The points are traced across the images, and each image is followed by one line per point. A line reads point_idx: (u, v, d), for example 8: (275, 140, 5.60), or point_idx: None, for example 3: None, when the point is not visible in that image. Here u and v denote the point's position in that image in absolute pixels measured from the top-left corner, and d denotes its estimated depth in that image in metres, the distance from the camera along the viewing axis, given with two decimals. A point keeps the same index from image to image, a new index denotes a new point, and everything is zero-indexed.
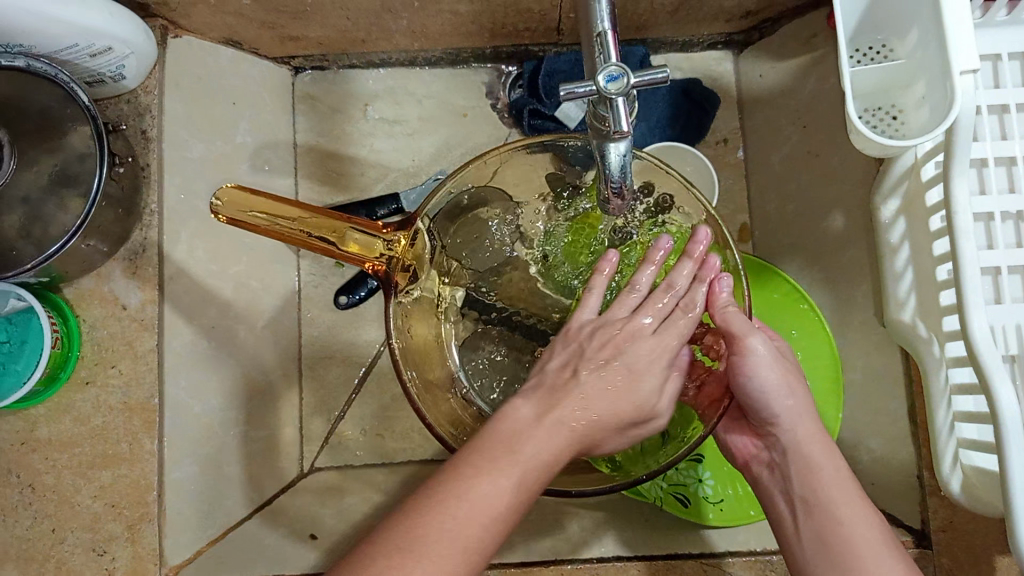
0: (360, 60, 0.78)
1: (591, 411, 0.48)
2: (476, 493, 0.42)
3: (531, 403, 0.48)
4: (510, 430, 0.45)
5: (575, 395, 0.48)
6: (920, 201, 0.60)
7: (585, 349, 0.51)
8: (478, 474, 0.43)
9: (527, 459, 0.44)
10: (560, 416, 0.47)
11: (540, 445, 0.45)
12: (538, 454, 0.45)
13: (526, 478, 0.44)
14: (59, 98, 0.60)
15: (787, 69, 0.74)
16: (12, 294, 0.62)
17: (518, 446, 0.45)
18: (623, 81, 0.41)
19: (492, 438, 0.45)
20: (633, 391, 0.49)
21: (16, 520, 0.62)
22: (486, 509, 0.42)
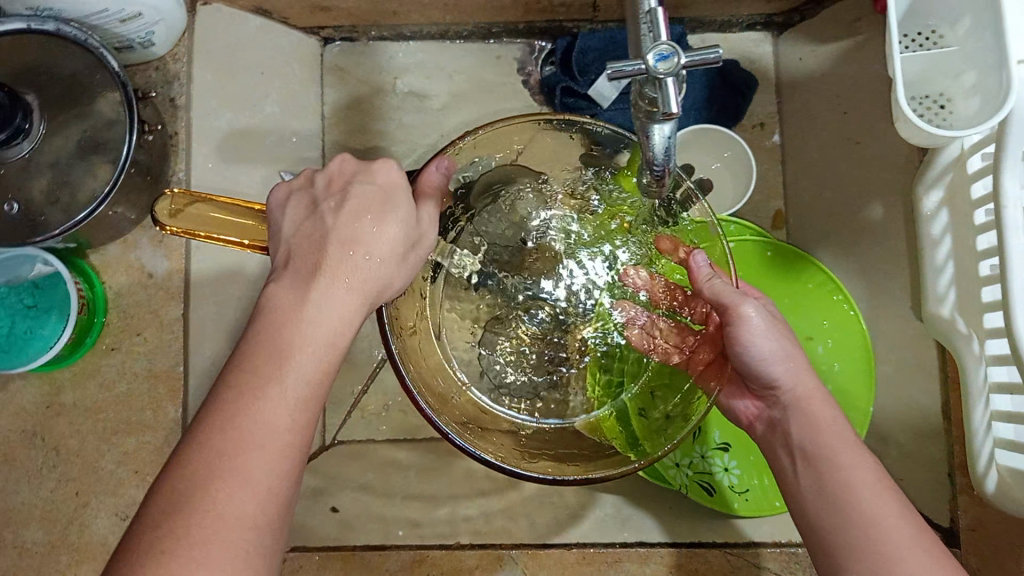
0: (390, 32, 0.76)
1: (352, 286, 0.43)
2: (250, 422, 0.38)
3: (286, 281, 0.42)
4: (279, 318, 0.41)
5: (332, 261, 0.43)
6: (964, 193, 0.58)
7: (321, 198, 0.45)
8: (244, 400, 0.39)
9: (314, 347, 0.41)
10: (324, 290, 0.42)
11: (315, 323, 0.41)
12: (321, 337, 0.41)
13: (306, 365, 0.40)
14: (88, 62, 0.59)
15: (827, 53, 0.71)
16: (38, 257, 0.61)
17: (303, 318, 0.41)
18: (674, 61, 0.40)
19: (264, 338, 0.40)
20: (368, 238, 0.43)
21: (40, 483, 0.62)
22: (278, 408, 0.39)
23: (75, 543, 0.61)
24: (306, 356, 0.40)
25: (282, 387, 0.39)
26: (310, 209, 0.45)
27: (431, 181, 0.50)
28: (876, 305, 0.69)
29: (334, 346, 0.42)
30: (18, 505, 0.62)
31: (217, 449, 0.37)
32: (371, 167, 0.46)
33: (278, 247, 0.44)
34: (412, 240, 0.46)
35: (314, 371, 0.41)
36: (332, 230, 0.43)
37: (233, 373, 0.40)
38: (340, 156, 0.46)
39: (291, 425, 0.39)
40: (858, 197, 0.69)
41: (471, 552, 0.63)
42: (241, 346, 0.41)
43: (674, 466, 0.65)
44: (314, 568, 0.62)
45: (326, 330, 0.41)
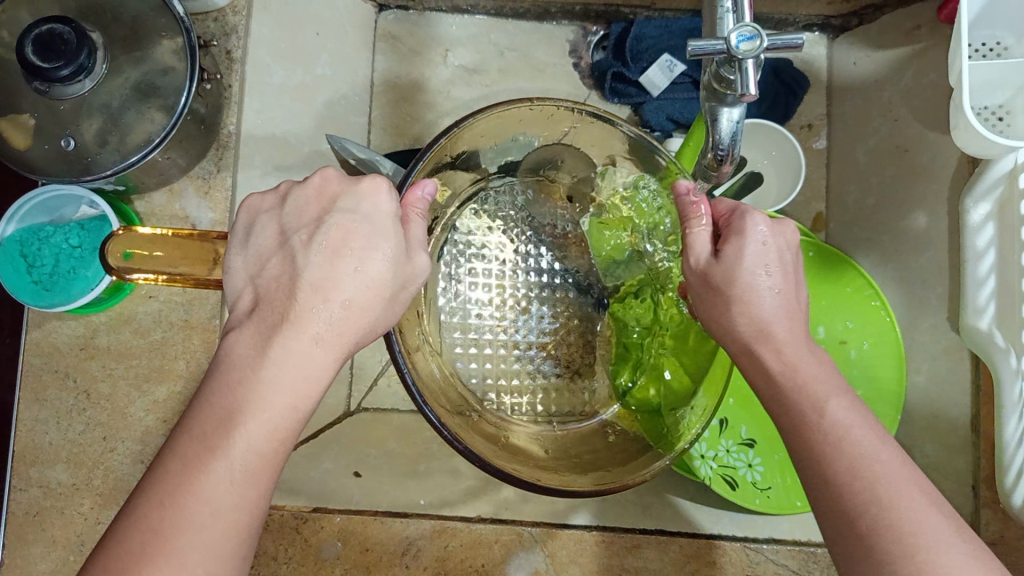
0: (446, 4, 0.76)
1: (322, 329, 0.40)
2: (191, 495, 0.36)
3: (249, 330, 0.40)
4: (229, 378, 0.39)
5: (300, 308, 0.40)
6: (1014, 207, 0.58)
7: (287, 217, 0.43)
8: (184, 475, 0.37)
9: (272, 409, 0.39)
10: (287, 341, 0.40)
11: (274, 382, 0.39)
12: (280, 398, 0.39)
13: (257, 432, 0.38)
14: (153, 7, 0.59)
15: (883, 59, 0.71)
16: (84, 199, 0.62)
17: (280, 342, 0.40)
18: (757, 43, 0.39)
19: (217, 394, 0.39)
20: (347, 279, 0.41)
21: (68, 425, 0.62)
22: (231, 478, 0.37)
23: (98, 488, 0.61)
24: (261, 424, 0.39)
25: (231, 460, 0.38)
26: (281, 241, 0.42)
27: (416, 198, 0.45)
28: (915, 314, 0.69)
29: (294, 408, 0.40)
30: (44, 444, 0.61)
31: (151, 526, 0.36)
32: (357, 192, 0.42)
33: (241, 291, 0.42)
34: (400, 278, 0.43)
35: (269, 437, 0.39)
36: (305, 270, 0.41)
37: (184, 441, 0.38)
38: (320, 172, 0.43)
39: (239, 496, 0.38)
40: (903, 205, 0.69)
41: (489, 527, 0.62)
42: (192, 410, 0.39)
43: (699, 458, 0.64)
44: (333, 530, 0.62)
45: (286, 389, 0.39)
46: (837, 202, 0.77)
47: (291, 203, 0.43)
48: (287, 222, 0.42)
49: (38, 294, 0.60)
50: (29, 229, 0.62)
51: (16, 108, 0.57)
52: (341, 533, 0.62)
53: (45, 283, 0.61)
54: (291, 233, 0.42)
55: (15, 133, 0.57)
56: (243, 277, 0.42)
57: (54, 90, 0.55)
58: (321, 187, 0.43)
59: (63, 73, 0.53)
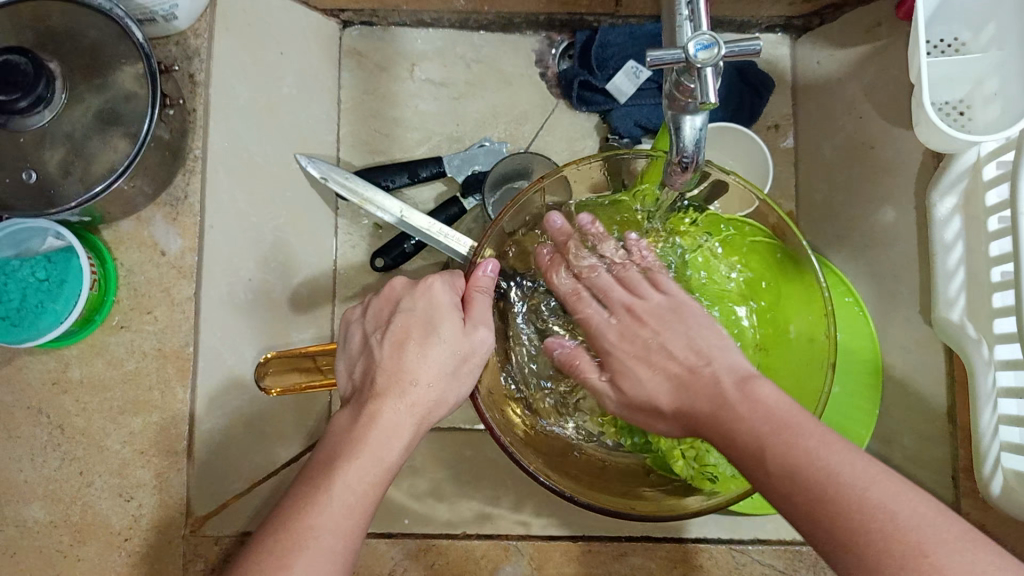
0: (410, 19, 0.76)
1: (401, 401, 0.49)
2: (301, 529, 0.42)
3: (351, 406, 0.49)
4: (337, 434, 0.47)
5: (389, 379, 0.49)
6: (980, 198, 0.59)
7: (368, 323, 0.53)
8: (297, 511, 0.43)
9: (362, 459, 0.46)
10: (388, 405, 0.48)
11: (377, 433, 0.47)
12: (376, 447, 0.46)
13: (352, 479, 0.45)
14: (112, 34, 0.58)
15: (846, 57, 0.72)
16: (50, 231, 0.60)
17: (371, 414, 0.48)
18: (715, 50, 0.40)
19: (322, 454, 0.46)
20: (426, 354, 0.50)
21: (43, 461, 0.61)
22: (333, 521, 0.43)
23: (77, 523, 0.60)
24: (356, 472, 0.45)
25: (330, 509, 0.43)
26: (362, 346, 0.52)
27: (482, 276, 0.53)
28: (888, 309, 0.69)
29: (380, 458, 0.46)
30: (20, 482, 0.60)
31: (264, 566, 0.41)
32: (415, 293, 0.53)
33: (343, 385, 0.52)
34: (464, 350, 0.51)
35: (370, 478, 0.46)
36: (385, 357, 0.50)
37: (295, 488, 0.45)
38: (389, 284, 0.54)
39: (343, 533, 0.43)
40: (871, 200, 0.69)
41: (477, 542, 0.62)
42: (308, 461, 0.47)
43: None
44: None
45: (372, 441, 0.46)
46: (806, 200, 0.78)
47: (373, 307, 0.54)
48: (369, 324, 0.53)
49: (5, 329, 0.59)
50: None
51: None
52: None
53: (13, 318, 0.59)
54: (373, 331, 0.52)
55: None
56: (343, 377, 0.52)
57: (13, 121, 0.54)
58: (396, 293, 0.54)
59: (21, 104, 0.52)
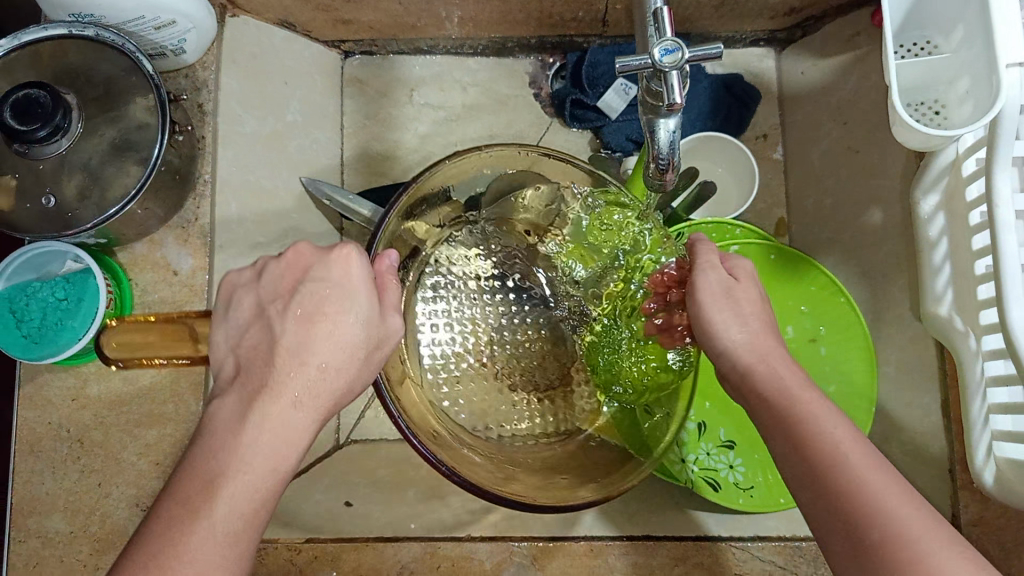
0: (407, 47, 0.80)
1: (297, 390, 0.44)
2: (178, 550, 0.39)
3: (230, 399, 0.44)
4: (213, 433, 0.42)
5: (284, 371, 0.44)
6: (961, 195, 0.60)
7: (264, 287, 0.47)
8: (172, 531, 0.39)
9: (249, 468, 0.41)
10: (275, 400, 0.43)
11: (261, 438, 0.42)
12: (261, 456, 0.42)
13: (235, 492, 0.41)
14: (124, 66, 0.62)
15: (828, 67, 0.75)
16: (68, 254, 0.63)
17: (259, 407, 0.43)
18: (678, 55, 0.42)
19: (200, 455, 0.42)
20: (328, 332, 0.45)
21: (64, 473, 0.63)
22: (215, 527, 0.40)
23: (96, 534, 0.62)
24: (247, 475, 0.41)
25: (214, 516, 0.40)
26: (258, 314, 0.47)
27: (386, 265, 0.49)
28: (879, 308, 0.71)
29: (275, 453, 0.42)
30: (42, 494, 0.63)
31: None
32: (329, 261, 0.46)
33: (223, 360, 0.46)
34: (374, 338, 0.46)
35: (253, 494, 0.41)
36: (281, 337, 0.45)
37: (172, 497, 0.40)
38: (293, 249, 0.47)
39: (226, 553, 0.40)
40: (860, 203, 0.71)
41: (481, 544, 0.61)
42: (179, 468, 0.42)
43: (680, 462, 0.66)
44: (326, 559, 0.60)
45: (262, 437, 0.42)
46: (797, 207, 0.80)
47: (269, 267, 0.48)
48: (265, 292, 0.47)
49: (27, 347, 0.61)
50: (17, 287, 0.63)
51: None
52: None
53: (34, 336, 0.62)
54: (272, 303, 0.46)
55: None
56: (226, 349, 0.46)
57: (33, 150, 0.57)
58: (295, 257, 0.47)
59: (40, 134, 0.55)
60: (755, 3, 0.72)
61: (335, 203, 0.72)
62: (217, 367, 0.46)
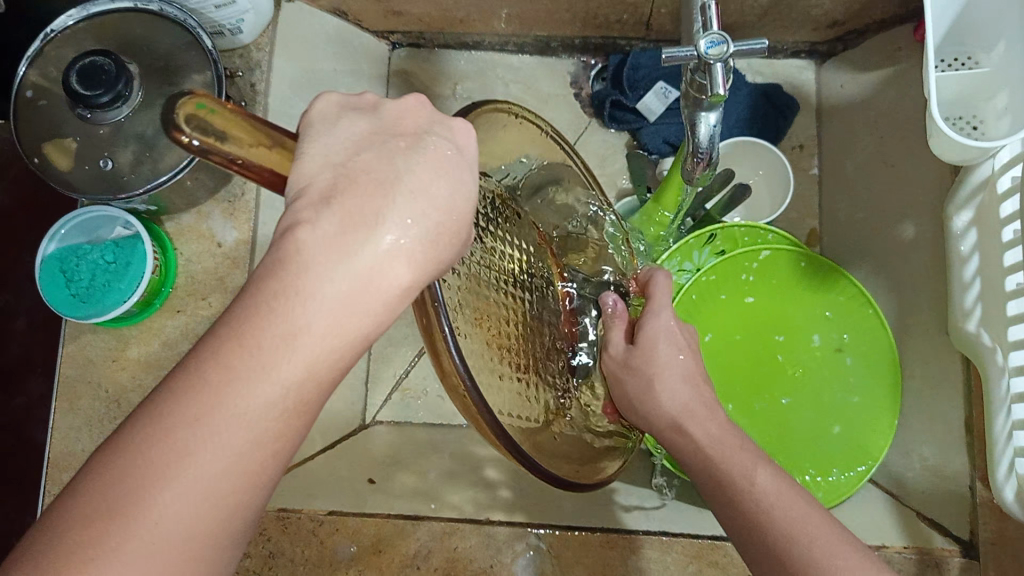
0: (454, 41, 0.82)
1: (399, 257, 0.30)
2: (230, 416, 0.29)
3: (321, 223, 0.29)
4: (294, 265, 0.29)
5: (381, 228, 0.29)
6: (994, 212, 0.60)
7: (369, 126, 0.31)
8: (226, 390, 0.29)
9: (327, 332, 0.30)
10: (370, 263, 0.30)
11: (345, 305, 0.30)
12: (348, 324, 0.30)
13: (309, 361, 0.30)
14: (183, 41, 0.64)
15: (868, 80, 0.75)
16: (119, 220, 0.66)
17: (351, 253, 0.29)
18: (724, 48, 0.43)
19: (281, 290, 0.30)
20: (445, 203, 0.30)
21: (99, 430, 0.65)
22: (264, 404, 0.29)
23: None
24: (314, 346, 0.30)
25: (283, 380, 0.29)
26: (370, 142, 0.31)
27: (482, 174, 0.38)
28: (906, 320, 0.71)
29: (357, 315, 0.30)
30: (77, 450, 0.65)
31: (164, 449, 0.28)
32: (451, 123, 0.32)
33: (308, 178, 0.29)
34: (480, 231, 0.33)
35: (327, 373, 0.31)
36: (390, 184, 0.30)
37: (214, 354, 0.29)
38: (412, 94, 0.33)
39: (272, 441, 0.30)
40: (893, 216, 0.72)
41: (499, 527, 0.61)
42: (256, 287, 0.30)
43: None
44: (349, 531, 0.60)
45: (344, 297, 0.30)
46: (829, 218, 0.81)
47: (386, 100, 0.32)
48: (355, 135, 0.31)
49: (75, 305, 0.64)
50: (67, 248, 0.65)
51: (60, 132, 0.62)
52: None
53: (81, 295, 0.64)
54: (376, 143, 0.31)
55: (59, 157, 0.61)
56: (316, 164, 0.29)
57: (95, 115, 0.60)
58: (394, 105, 0.32)
59: (102, 100, 0.58)
60: (799, 14, 0.73)
61: None
62: (300, 181, 0.29)
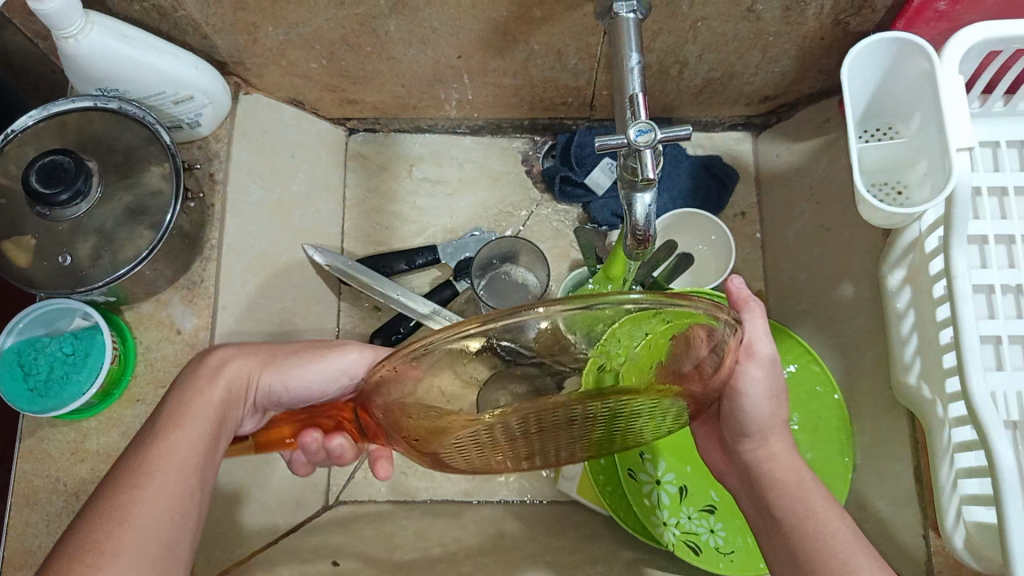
0: (408, 126, 0.85)
1: (310, 395, 0.59)
2: (137, 494, 0.47)
3: (223, 358, 0.56)
4: (179, 398, 0.53)
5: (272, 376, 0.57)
6: (924, 272, 0.63)
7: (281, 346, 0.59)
8: (131, 479, 0.48)
9: (192, 424, 0.51)
10: (251, 376, 0.56)
11: (207, 401, 0.53)
12: (201, 416, 0.52)
13: (185, 434, 0.50)
14: (143, 137, 0.66)
15: (801, 150, 0.80)
16: (78, 312, 0.66)
17: (204, 390, 0.53)
18: (651, 135, 0.46)
19: (167, 410, 0.52)
20: (326, 370, 0.58)
21: (58, 525, 0.65)
22: (170, 462, 0.49)
23: None
24: (195, 423, 0.51)
25: (171, 456, 0.49)
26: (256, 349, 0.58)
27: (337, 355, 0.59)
28: (853, 377, 0.74)
29: (208, 403, 0.53)
30: (35, 547, 0.64)
31: (96, 529, 0.45)
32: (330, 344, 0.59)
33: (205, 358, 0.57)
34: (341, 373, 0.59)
35: (189, 448, 0.50)
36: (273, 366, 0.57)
37: (133, 450, 0.50)
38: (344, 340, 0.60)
39: (179, 492, 0.48)
40: (834, 276, 0.75)
41: None
42: (165, 402, 0.53)
43: (662, 524, 0.68)
44: None
45: (198, 400, 0.52)
46: (774, 280, 0.84)
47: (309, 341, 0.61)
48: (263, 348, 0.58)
49: (34, 399, 0.64)
50: (26, 342, 0.65)
51: (20, 230, 0.63)
52: None
53: (40, 388, 0.64)
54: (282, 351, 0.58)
55: (18, 253, 0.62)
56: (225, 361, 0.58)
57: (55, 212, 0.61)
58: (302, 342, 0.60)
59: (61, 198, 0.59)
60: (732, 91, 0.78)
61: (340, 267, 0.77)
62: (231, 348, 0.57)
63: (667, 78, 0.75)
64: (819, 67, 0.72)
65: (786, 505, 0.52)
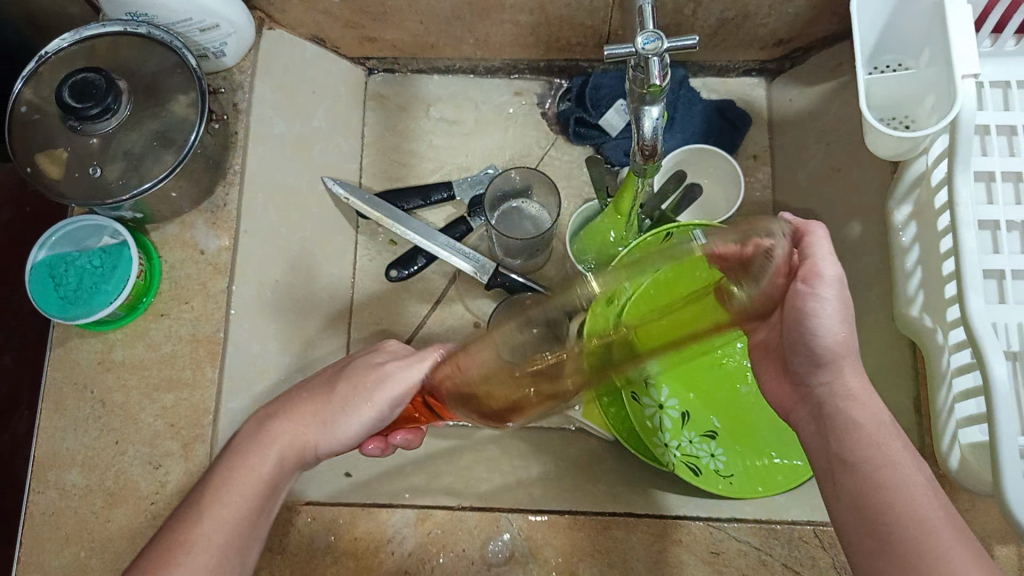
0: (426, 66, 0.87)
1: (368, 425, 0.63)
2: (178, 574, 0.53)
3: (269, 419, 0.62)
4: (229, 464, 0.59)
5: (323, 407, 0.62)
6: (930, 205, 0.64)
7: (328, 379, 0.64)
8: (177, 555, 0.54)
9: (236, 496, 0.57)
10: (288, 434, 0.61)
11: (251, 471, 0.58)
12: (244, 488, 0.58)
13: (230, 503, 0.56)
14: (171, 62, 0.68)
15: (814, 94, 0.81)
16: (108, 229, 0.69)
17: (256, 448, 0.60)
18: (659, 44, 0.48)
19: (217, 478, 0.58)
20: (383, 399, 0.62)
21: (84, 431, 0.67)
22: (210, 546, 0.55)
23: (109, 488, 0.66)
24: (241, 492, 0.57)
25: (212, 537, 0.55)
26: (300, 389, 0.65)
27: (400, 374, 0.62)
28: (858, 315, 0.75)
29: (260, 478, 0.59)
30: (62, 450, 0.67)
31: None
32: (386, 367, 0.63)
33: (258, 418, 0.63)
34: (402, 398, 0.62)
35: (227, 526, 0.56)
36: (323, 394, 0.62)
37: (189, 506, 0.57)
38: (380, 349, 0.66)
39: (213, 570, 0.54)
40: (842, 216, 0.76)
41: (470, 514, 0.64)
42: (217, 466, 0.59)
43: (664, 445, 0.70)
44: (325, 521, 0.63)
45: (251, 473, 0.58)
46: None
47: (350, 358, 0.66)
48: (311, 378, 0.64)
49: (64, 306, 0.67)
50: (57, 256, 0.68)
51: (53, 144, 0.65)
52: (331, 526, 0.63)
53: (70, 297, 0.67)
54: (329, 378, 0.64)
55: (51, 166, 0.65)
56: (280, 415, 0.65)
57: (85, 126, 0.64)
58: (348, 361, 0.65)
59: (92, 112, 0.62)
60: (745, 33, 0.79)
61: (359, 200, 0.80)
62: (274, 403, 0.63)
63: (682, 18, 0.76)
64: (831, 8, 0.73)
65: (868, 470, 0.52)
